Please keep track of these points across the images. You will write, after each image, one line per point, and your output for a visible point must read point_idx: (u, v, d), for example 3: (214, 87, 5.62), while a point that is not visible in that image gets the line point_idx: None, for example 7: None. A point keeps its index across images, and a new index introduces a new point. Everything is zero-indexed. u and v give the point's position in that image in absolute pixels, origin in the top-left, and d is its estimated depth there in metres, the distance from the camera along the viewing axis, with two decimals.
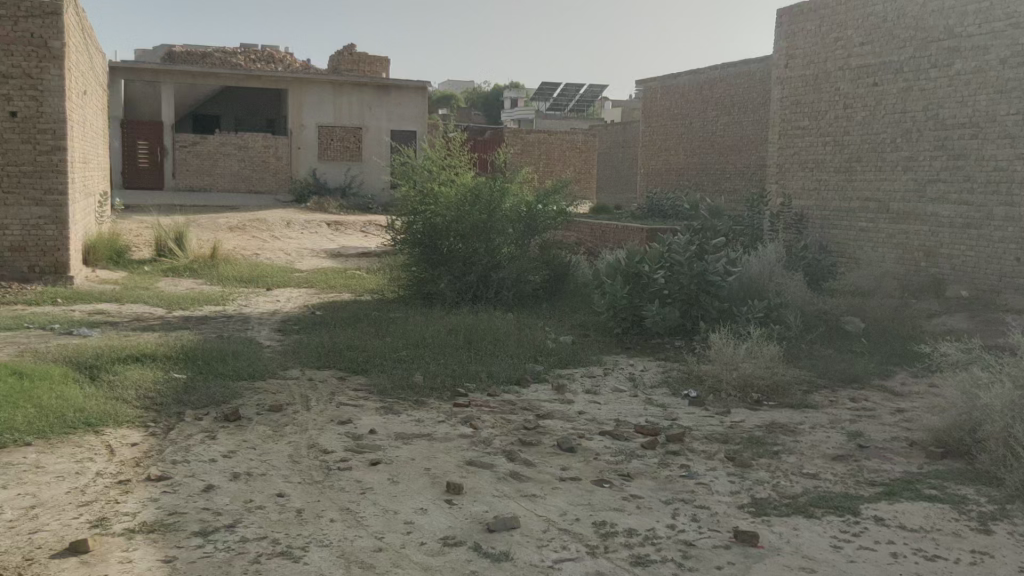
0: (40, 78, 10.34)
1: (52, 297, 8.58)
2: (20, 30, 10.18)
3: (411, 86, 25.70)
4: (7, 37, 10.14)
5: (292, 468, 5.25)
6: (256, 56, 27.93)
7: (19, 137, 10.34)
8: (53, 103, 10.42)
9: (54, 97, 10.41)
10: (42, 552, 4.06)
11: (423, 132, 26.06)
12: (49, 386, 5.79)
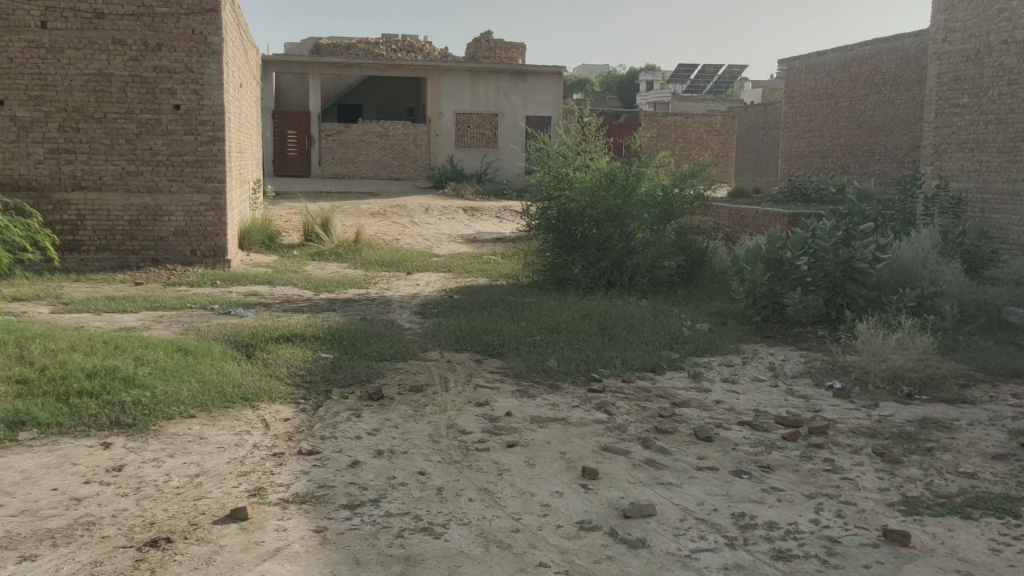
0: (201, 72, 11.00)
1: (212, 280, 9.14)
2: (182, 27, 10.87)
3: (548, 72, 25.77)
4: (171, 34, 10.85)
5: (432, 447, 5.40)
6: (398, 46, 28.69)
7: (183, 128, 11.04)
8: (213, 96, 11.06)
9: (214, 90, 11.05)
10: (206, 518, 4.36)
11: (559, 119, 26.11)
12: (210, 363, 6.19)
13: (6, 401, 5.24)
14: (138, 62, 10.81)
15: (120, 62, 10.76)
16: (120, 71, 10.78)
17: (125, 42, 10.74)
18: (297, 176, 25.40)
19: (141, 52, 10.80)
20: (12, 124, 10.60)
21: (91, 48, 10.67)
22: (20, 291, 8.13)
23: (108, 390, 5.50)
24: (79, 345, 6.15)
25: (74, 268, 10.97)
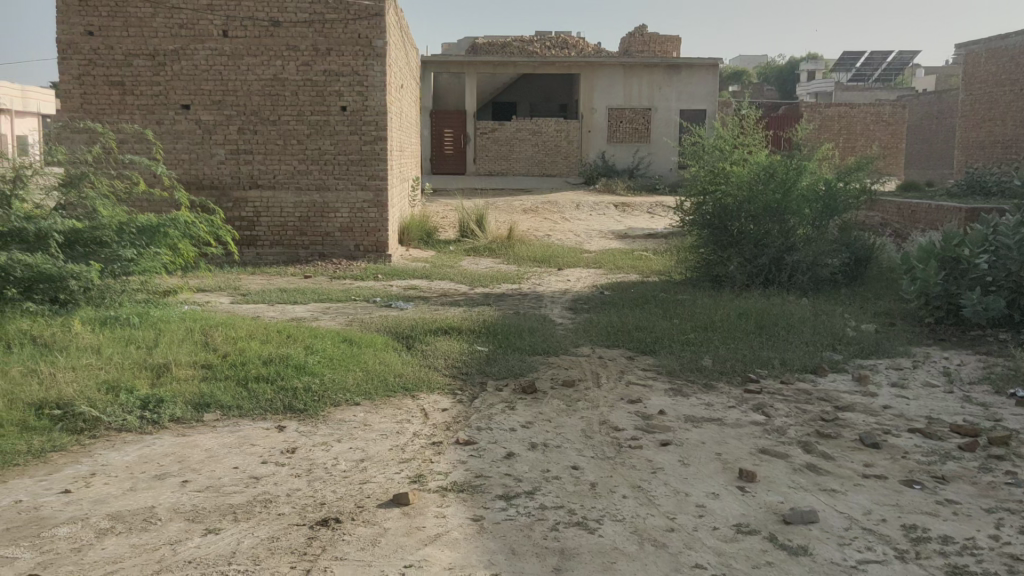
0: (366, 75, 11.47)
1: (374, 273, 9.54)
2: (350, 32, 11.39)
3: (703, 64, 25.20)
4: (339, 38, 11.39)
5: (585, 442, 5.42)
6: (551, 43, 28.95)
7: (349, 129, 11.57)
8: (377, 97, 11.53)
9: (378, 92, 11.51)
10: (371, 501, 4.56)
11: (713, 113, 25.42)
12: (373, 353, 6.47)
13: (193, 383, 5.66)
14: (309, 66, 11.41)
15: (293, 67, 11.40)
16: (292, 75, 11.42)
17: (297, 48, 11.36)
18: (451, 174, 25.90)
19: (311, 57, 11.40)
20: (198, 127, 11.40)
21: (267, 54, 11.34)
22: (205, 283, 8.79)
23: (281, 376, 5.86)
24: (256, 334, 6.58)
25: (250, 262, 11.75)
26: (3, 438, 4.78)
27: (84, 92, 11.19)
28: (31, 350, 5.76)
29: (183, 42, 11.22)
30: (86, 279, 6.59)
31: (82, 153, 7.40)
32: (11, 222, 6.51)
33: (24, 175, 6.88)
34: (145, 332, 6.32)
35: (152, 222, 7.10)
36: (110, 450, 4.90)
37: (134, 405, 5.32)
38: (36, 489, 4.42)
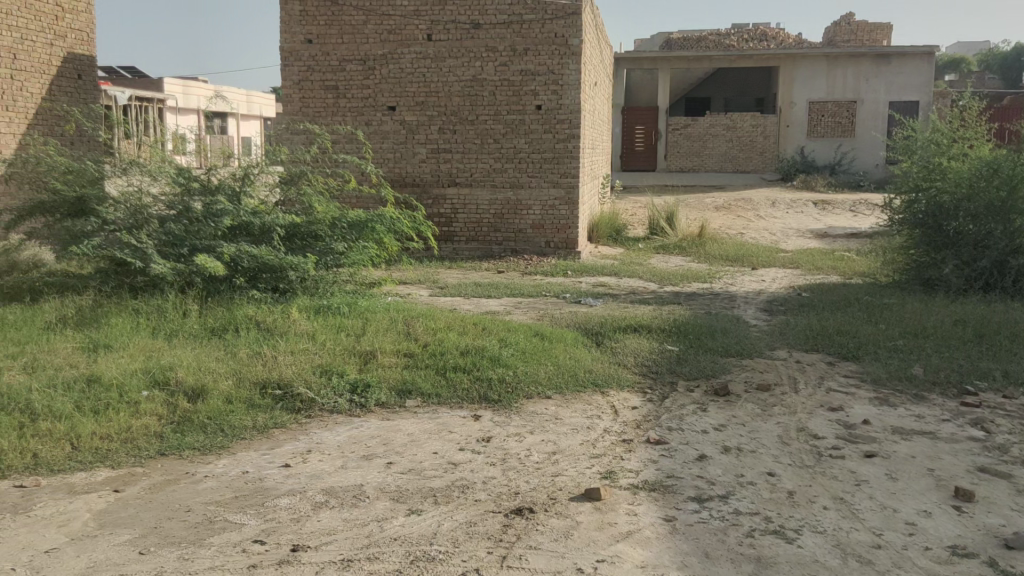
0: (562, 74, 11.61)
1: (565, 270, 9.67)
2: (547, 32, 11.57)
3: (918, 53, 23.56)
4: (537, 38, 11.60)
5: (782, 448, 5.22)
6: (750, 36, 28.25)
7: (543, 127, 11.76)
8: (571, 95, 11.63)
9: (572, 90, 11.61)
10: (563, 494, 4.62)
11: (927, 103, 23.85)
12: (564, 348, 6.55)
13: (396, 370, 5.97)
14: (506, 66, 11.71)
15: (492, 68, 11.74)
16: (490, 76, 11.76)
17: (496, 49, 11.69)
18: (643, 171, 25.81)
19: (509, 58, 11.68)
20: (402, 128, 12.02)
21: (467, 56, 11.75)
22: (405, 275, 9.24)
23: (477, 367, 6.06)
24: (453, 325, 6.84)
25: (447, 256, 12.24)
26: (233, 413, 5.24)
27: (303, 96, 12.08)
28: (256, 333, 6.27)
29: (391, 47, 11.84)
30: (303, 270, 7.11)
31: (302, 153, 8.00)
32: (240, 216, 7.16)
33: (252, 174, 7.49)
34: (354, 321, 6.72)
35: (361, 218, 7.57)
36: (322, 429, 5.25)
37: (344, 388, 5.68)
38: (259, 461, 4.81)
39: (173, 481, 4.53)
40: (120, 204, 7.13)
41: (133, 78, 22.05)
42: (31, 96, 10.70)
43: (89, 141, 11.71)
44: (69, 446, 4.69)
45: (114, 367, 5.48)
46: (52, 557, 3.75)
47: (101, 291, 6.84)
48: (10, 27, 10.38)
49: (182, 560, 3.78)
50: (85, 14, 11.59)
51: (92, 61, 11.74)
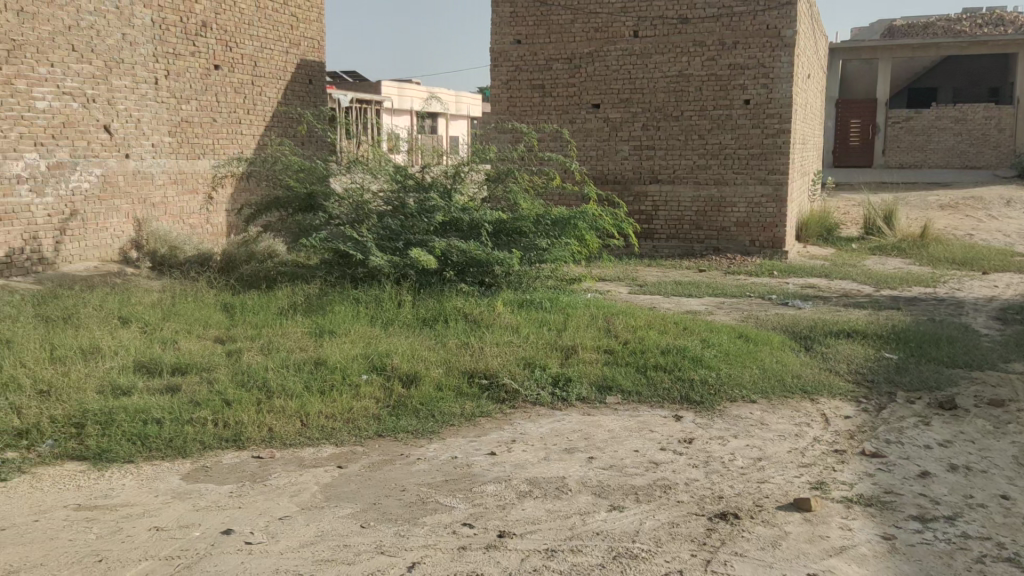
0: (773, 66, 11.21)
1: (770, 270, 9.35)
2: (758, 23, 11.20)
3: None
4: (747, 31, 11.27)
5: (1018, 471, 4.77)
6: (984, 21, 26.01)
7: (751, 122, 11.41)
8: (782, 89, 11.21)
9: (784, 83, 11.18)
10: (771, 502, 4.45)
11: None
12: (770, 351, 6.34)
13: (597, 366, 6.02)
14: (714, 61, 11.46)
15: (699, 63, 11.54)
16: (697, 71, 11.57)
17: (703, 43, 11.47)
18: (858, 167, 24.32)
19: (717, 52, 11.43)
20: (606, 125, 12.08)
21: (673, 51, 11.62)
22: (605, 273, 9.30)
23: (679, 367, 6.00)
24: (654, 324, 6.80)
25: (647, 254, 12.20)
26: (443, 400, 5.48)
27: (510, 95, 12.43)
28: (464, 325, 6.52)
29: (598, 45, 11.93)
30: (509, 265, 7.32)
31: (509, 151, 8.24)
32: (450, 212, 7.50)
33: (462, 172, 7.81)
34: (557, 316, 6.83)
35: (564, 215, 7.69)
36: (526, 421, 5.38)
37: (546, 381, 5.80)
38: (467, 448, 5.00)
39: (390, 461, 4.80)
40: (345, 200, 7.74)
41: (354, 82, 23.58)
42: (268, 101, 11.83)
43: (317, 141, 12.75)
44: (299, 423, 5.08)
45: (338, 352, 5.89)
46: (285, 524, 4.07)
47: (327, 280, 7.38)
48: (252, 36, 11.45)
49: (399, 536, 4.00)
50: (316, 23, 12.60)
51: (321, 66, 12.75)
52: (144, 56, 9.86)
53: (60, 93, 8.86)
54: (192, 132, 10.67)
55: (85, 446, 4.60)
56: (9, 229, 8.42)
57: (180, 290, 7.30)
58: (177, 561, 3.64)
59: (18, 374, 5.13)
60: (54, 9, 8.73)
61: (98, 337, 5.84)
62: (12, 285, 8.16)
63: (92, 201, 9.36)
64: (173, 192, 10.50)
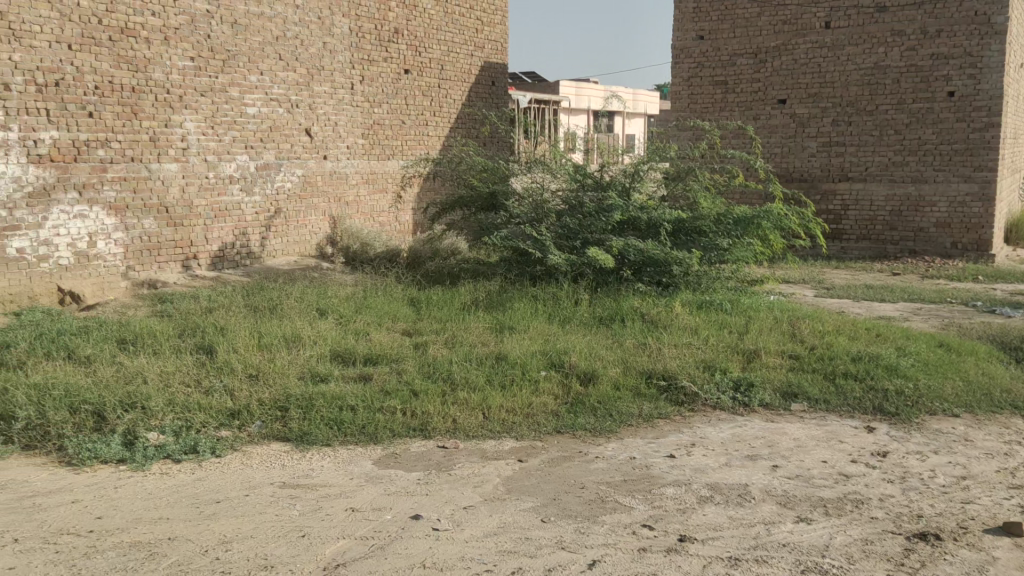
0: (981, 55, 10.45)
1: (975, 275, 8.69)
2: (965, 10, 10.48)
3: None
4: (953, 18, 10.55)
5: None
6: None
7: (955, 116, 10.66)
8: (992, 79, 10.43)
9: (993, 74, 10.41)
10: (975, 524, 4.12)
11: None
12: (974, 362, 5.91)
13: (781, 372, 5.83)
14: (914, 51, 10.80)
15: (897, 53, 10.90)
16: (895, 62, 10.93)
17: (903, 33, 10.83)
18: None
19: (919, 41, 10.76)
20: (792, 121, 11.63)
21: (869, 42, 11.03)
22: (789, 275, 8.96)
23: (872, 376, 5.71)
24: (844, 329, 6.50)
25: (835, 255, 11.66)
26: (621, 399, 5.47)
27: (692, 92, 12.22)
28: (641, 325, 6.49)
29: (785, 38, 11.50)
30: (688, 265, 7.23)
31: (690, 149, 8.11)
32: (629, 211, 7.48)
33: (641, 171, 7.75)
34: (738, 318, 6.67)
35: (747, 214, 7.47)
36: (706, 425, 5.27)
37: (727, 386, 5.66)
38: (646, 449, 4.95)
39: (569, 458, 4.83)
40: (525, 199, 7.93)
41: (532, 83, 23.95)
42: (453, 103, 12.24)
43: (499, 141, 13.05)
44: (481, 416, 5.22)
45: (518, 348, 6.02)
46: (469, 513, 4.19)
47: (506, 277, 7.56)
48: (440, 41, 11.87)
49: (579, 533, 4.01)
50: (501, 26, 12.89)
51: (503, 68, 13.05)
52: (342, 63, 10.45)
53: (267, 100, 9.55)
54: (382, 135, 11.21)
55: (288, 428, 4.94)
56: (222, 225, 9.21)
57: (371, 284, 7.70)
58: (371, 542, 3.84)
59: (230, 359, 5.58)
60: (264, 21, 9.42)
61: (299, 327, 6.26)
62: (225, 277, 8.93)
63: (293, 200, 10.04)
64: (364, 191, 11.09)
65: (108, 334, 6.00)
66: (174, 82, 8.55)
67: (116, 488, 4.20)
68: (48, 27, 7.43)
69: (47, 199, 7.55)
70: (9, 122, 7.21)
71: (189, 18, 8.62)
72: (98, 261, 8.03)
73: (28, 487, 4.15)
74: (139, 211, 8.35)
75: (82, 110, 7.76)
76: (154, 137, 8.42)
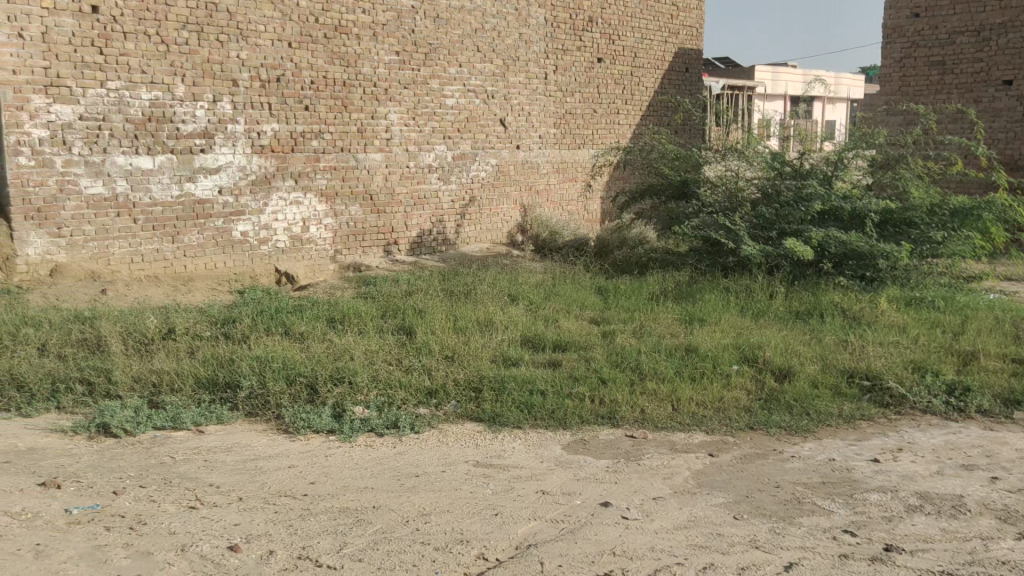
0: None
1: None
2: None
3: None
4: None
5: None
6: None
7: None
8: None
9: None
10: None
11: None
12: None
13: (1002, 377, 5.36)
14: None
15: None
16: None
17: None
18: None
19: None
20: (1020, 104, 10.63)
21: None
22: (1013, 271, 8.20)
23: None
24: None
25: None
26: (819, 398, 5.22)
27: (904, 75, 11.43)
28: (842, 321, 6.20)
29: (1014, 13, 10.51)
30: (896, 258, 6.84)
31: (901, 134, 7.61)
32: (830, 201, 7.16)
33: (845, 158, 7.40)
34: (951, 318, 6.22)
35: (966, 205, 7.03)
36: (915, 430, 4.93)
37: (939, 389, 5.28)
38: (847, 451, 4.69)
39: (763, 455, 4.66)
40: (719, 188, 7.77)
41: (725, 68, 23.29)
42: (646, 90, 12.13)
43: (692, 129, 12.80)
44: (671, 407, 5.15)
45: (708, 341, 5.89)
46: (658, 505, 4.12)
47: (696, 269, 7.43)
48: (635, 28, 11.78)
49: (775, 533, 3.83)
50: (697, 11, 12.63)
51: (698, 54, 12.78)
52: (536, 53, 10.60)
53: (465, 91, 9.86)
54: (574, 124, 11.29)
55: (481, 409, 5.10)
56: (421, 213, 9.66)
57: (560, 272, 7.79)
58: (562, 525, 3.88)
59: (428, 340, 5.83)
60: (464, 14, 9.72)
61: (492, 311, 6.44)
62: (422, 262, 9.35)
63: (487, 189, 10.34)
64: (555, 180, 11.23)
65: (319, 313, 6.43)
66: (380, 76, 9.01)
67: (326, 456, 4.50)
68: (272, 26, 8.05)
69: (268, 187, 8.25)
70: (236, 116, 7.91)
71: (395, 14, 9.04)
72: (311, 244, 8.69)
73: (251, 450, 4.53)
74: (347, 199, 8.91)
75: (299, 104, 8.36)
76: (361, 128, 8.92)
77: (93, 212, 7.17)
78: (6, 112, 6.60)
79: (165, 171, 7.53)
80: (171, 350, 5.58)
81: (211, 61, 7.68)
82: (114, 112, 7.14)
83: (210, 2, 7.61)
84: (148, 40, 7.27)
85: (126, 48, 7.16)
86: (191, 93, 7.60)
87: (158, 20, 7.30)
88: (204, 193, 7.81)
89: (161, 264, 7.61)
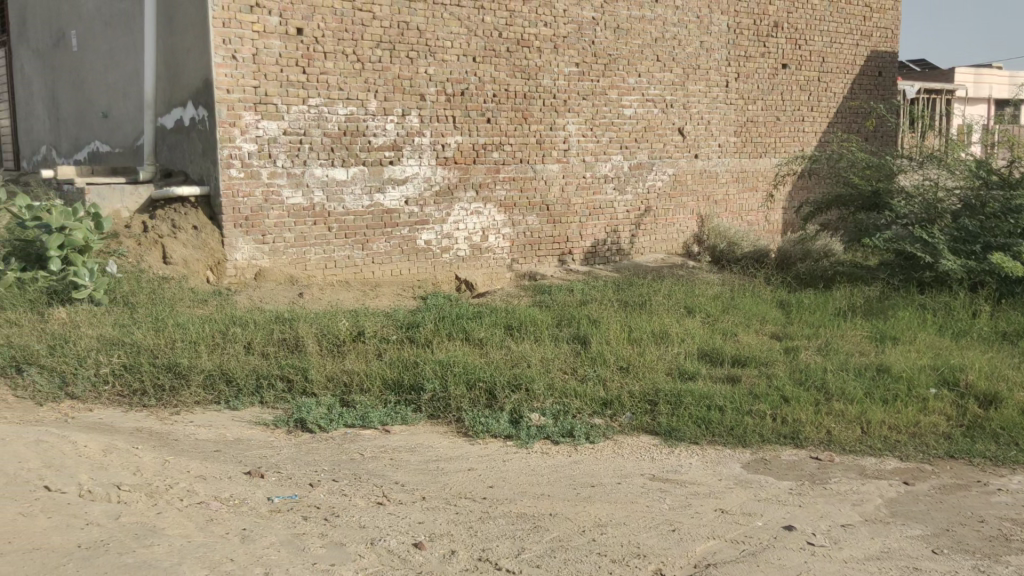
0: None
1: None
2: None
3: None
4: None
5: None
6: None
7: None
8: None
9: None
10: None
11: None
12: None
13: None
14: None
15: None
16: None
17: None
18: None
19: None
20: None
21: None
22: None
23: None
24: None
25: None
26: None
27: None
28: None
29: None
30: None
31: None
32: None
33: None
34: None
35: None
36: None
37: None
38: None
39: (964, 487, 4.31)
40: (915, 198, 7.33)
41: (923, 70, 21.77)
42: (833, 95, 11.62)
43: (884, 136, 12.12)
44: (860, 430, 4.87)
45: (903, 361, 5.55)
46: (847, 532, 3.89)
47: (887, 283, 7.02)
48: (823, 32, 11.32)
49: (980, 572, 3.53)
50: (892, 11, 11.97)
51: (892, 57, 12.10)
52: (718, 61, 10.38)
53: (644, 100, 9.81)
54: (755, 132, 10.97)
55: (658, 422, 5.04)
56: (596, 222, 9.70)
57: (739, 284, 7.58)
58: (742, 546, 3.75)
59: (603, 350, 5.83)
60: (645, 23, 9.67)
61: (668, 323, 6.35)
62: (596, 271, 9.38)
63: (662, 198, 10.23)
64: (734, 190, 10.95)
65: (497, 319, 6.58)
66: (560, 87, 9.13)
67: (504, 461, 4.59)
68: (458, 42, 8.34)
69: (450, 197, 8.54)
70: (423, 129, 8.25)
71: (577, 26, 9.13)
72: (489, 252, 8.93)
73: (434, 451, 4.69)
74: (525, 209, 9.09)
75: (482, 116, 8.60)
76: (541, 139, 9.07)
77: (293, 220, 7.69)
78: (221, 128, 7.19)
79: (357, 182, 7.97)
80: (360, 352, 5.88)
81: (402, 77, 8.05)
82: (313, 126, 7.64)
83: (402, 21, 7.99)
84: (345, 58, 7.73)
85: (326, 67, 7.64)
86: (383, 107, 8.00)
87: (355, 39, 7.74)
88: (392, 203, 8.19)
89: (351, 269, 8.05)
